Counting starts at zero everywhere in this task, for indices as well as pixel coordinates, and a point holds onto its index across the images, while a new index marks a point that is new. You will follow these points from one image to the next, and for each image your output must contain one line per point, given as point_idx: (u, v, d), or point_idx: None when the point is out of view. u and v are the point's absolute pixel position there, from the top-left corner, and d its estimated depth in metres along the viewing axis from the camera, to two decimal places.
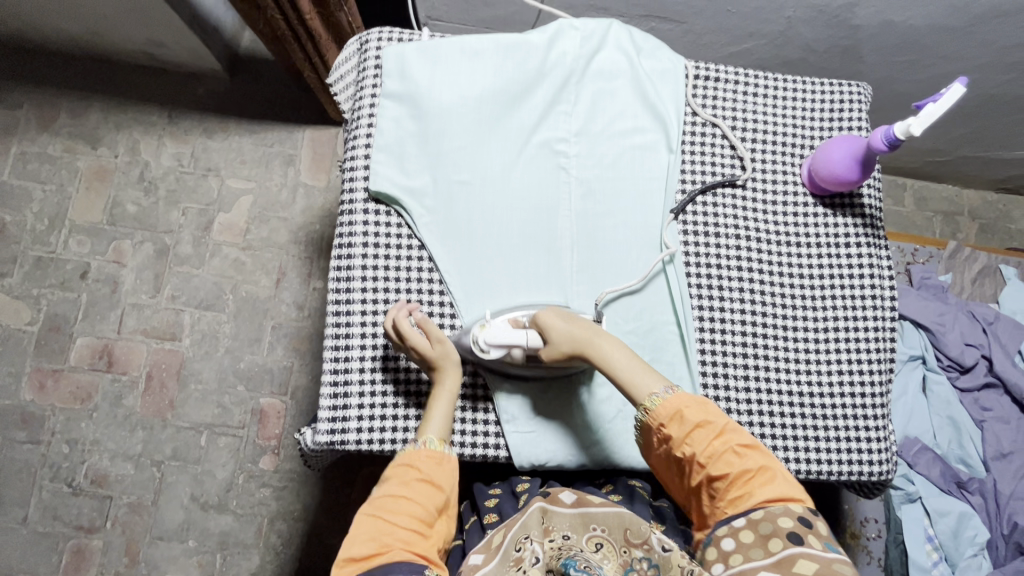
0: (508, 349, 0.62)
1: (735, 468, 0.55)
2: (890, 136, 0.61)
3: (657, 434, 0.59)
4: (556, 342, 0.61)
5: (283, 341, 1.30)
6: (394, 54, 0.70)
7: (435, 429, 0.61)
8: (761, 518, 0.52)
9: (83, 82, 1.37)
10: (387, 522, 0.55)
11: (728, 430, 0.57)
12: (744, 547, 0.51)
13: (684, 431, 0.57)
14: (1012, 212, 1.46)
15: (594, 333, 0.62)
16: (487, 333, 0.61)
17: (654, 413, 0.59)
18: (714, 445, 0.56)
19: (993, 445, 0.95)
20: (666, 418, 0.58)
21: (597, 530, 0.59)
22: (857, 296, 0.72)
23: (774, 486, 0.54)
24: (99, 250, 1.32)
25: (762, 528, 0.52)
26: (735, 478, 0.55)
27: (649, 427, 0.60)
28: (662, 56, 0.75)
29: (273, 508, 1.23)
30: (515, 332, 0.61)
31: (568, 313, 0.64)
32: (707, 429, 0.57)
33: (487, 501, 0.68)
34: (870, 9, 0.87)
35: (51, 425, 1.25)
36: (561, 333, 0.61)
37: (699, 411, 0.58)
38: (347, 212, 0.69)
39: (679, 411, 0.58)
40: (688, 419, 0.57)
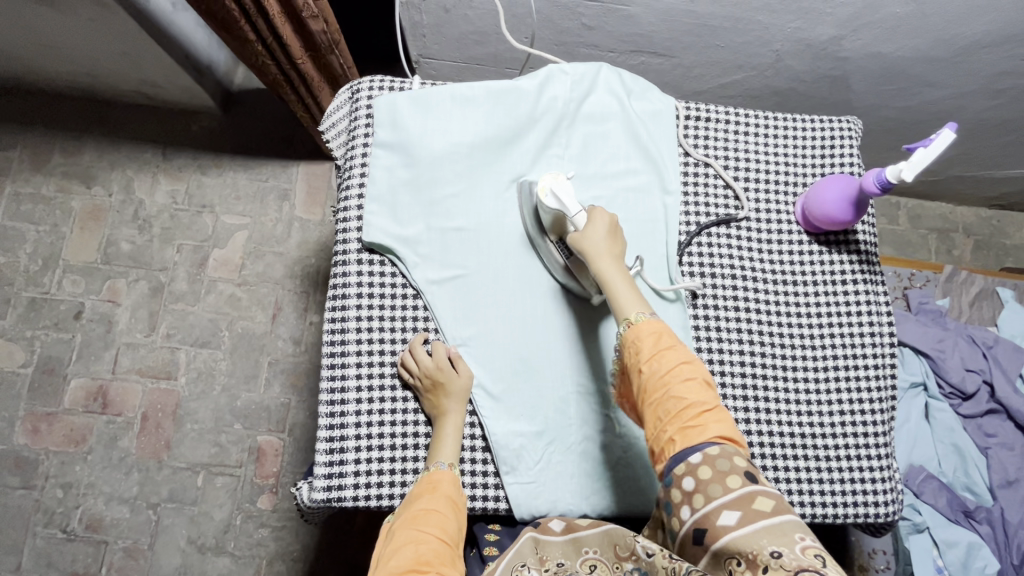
0: (560, 209, 0.64)
1: (697, 397, 0.54)
2: (882, 179, 0.62)
3: (629, 349, 0.57)
4: (590, 232, 0.62)
5: (280, 377, 1.29)
6: (385, 103, 0.71)
7: (449, 453, 0.63)
8: (718, 454, 0.51)
9: (77, 122, 1.38)
10: (424, 539, 0.56)
11: (695, 360, 0.56)
12: (703, 484, 0.50)
13: (655, 349, 0.56)
14: (1006, 228, 1.47)
15: (614, 257, 0.61)
16: (556, 184, 0.64)
17: (636, 328, 0.57)
18: (682, 370, 0.55)
19: (999, 473, 0.94)
20: (646, 334, 0.57)
21: (591, 553, 0.59)
22: (855, 335, 0.72)
23: (729, 422, 0.54)
24: (94, 289, 1.31)
25: (718, 463, 0.50)
26: (695, 408, 0.53)
27: (624, 343, 0.58)
28: (653, 97, 0.75)
29: (272, 549, 1.21)
30: (574, 201, 0.64)
31: (616, 229, 0.63)
32: (678, 355, 0.56)
33: (487, 533, 0.67)
34: (858, 42, 0.88)
35: (45, 470, 1.23)
36: (598, 228, 0.62)
37: (671, 336, 0.57)
38: (341, 262, 0.69)
39: (656, 332, 0.57)
40: (664, 340, 0.56)
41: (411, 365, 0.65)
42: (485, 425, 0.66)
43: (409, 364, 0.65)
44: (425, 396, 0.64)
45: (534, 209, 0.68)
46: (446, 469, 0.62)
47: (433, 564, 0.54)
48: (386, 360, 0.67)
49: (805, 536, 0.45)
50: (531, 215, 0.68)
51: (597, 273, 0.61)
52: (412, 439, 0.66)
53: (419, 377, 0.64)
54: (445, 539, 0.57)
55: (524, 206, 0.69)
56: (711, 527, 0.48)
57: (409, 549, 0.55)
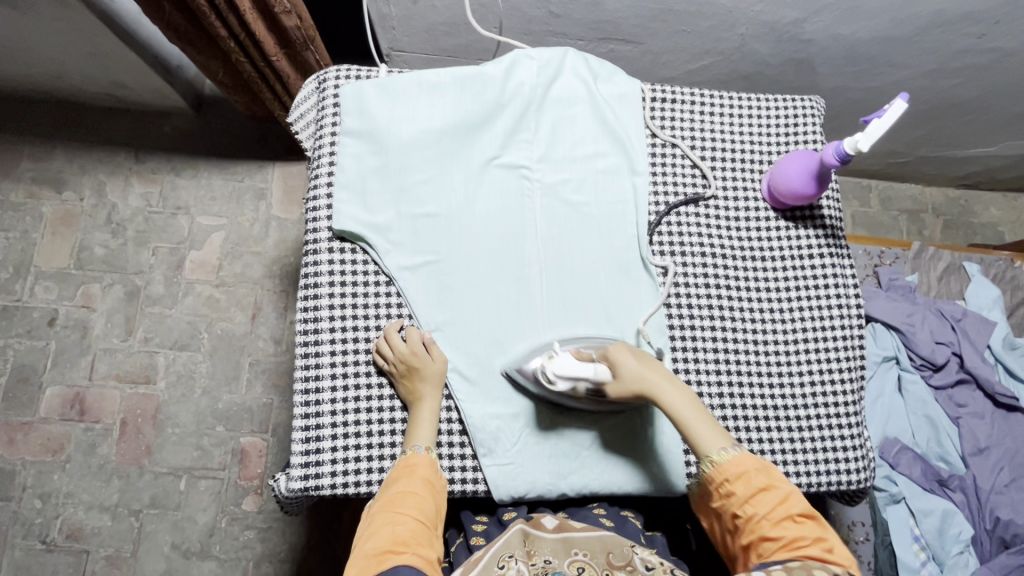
0: (573, 381, 0.61)
1: (790, 532, 0.54)
2: (841, 151, 0.63)
3: (718, 490, 0.59)
4: (624, 377, 0.62)
5: (262, 377, 1.28)
6: (351, 91, 0.71)
7: (426, 436, 0.63)
8: (796, 565, 0.51)
9: (45, 127, 1.35)
10: (401, 520, 0.56)
11: (792, 495, 0.56)
12: None
13: (748, 490, 0.57)
14: (974, 207, 1.50)
15: (661, 375, 0.62)
16: (557, 364, 0.61)
17: (721, 468, 0.58)
18: (777, 509, 0.56)
19: (970, 441, 0.97)
20: (732, 476, 0.58)
21: (579, 555, 0.59)
22: (823, 307, 0.73)
23: (826, 552, 0.53)
24: (67, 295, 1.29)
25: (795, 573, 0.51)
26: (788, 542, 0.54)
27: (712, 483, 0.59)
28: (619, 80, 0.76)
29: (258, 550, 1.20)
30: (582, 365, 0.61)
31: (636, 352, 0.64)
32: (772, 493, 0.56)
33: (475, 523, 0.67)
34: (819, 24, 0.90)
35: (22, 480, 1.21)
36: (631, 370, 0.62)
37: (764, 474, 0.58)
38: (312, 252, 0.69)
39: (744, 472, 0.58)
40: (753, 480, 0.57)
41: (386, 351, 0.65)
42: (462, 409, 0.66)
43: (383, 350, 0.65)
44: (400, 381, 0.64)
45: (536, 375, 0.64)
46: (424, 453, 0.62)
47: (409, 545, 0.54)
48: (361, 348, 0.67)
49: None
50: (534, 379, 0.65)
51: (661, 404, 0.62)
52: (389, 425, 0.66)
53: (394, 363, 0.64)
54: (422, 520, 0.57)
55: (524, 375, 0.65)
56: None
57: (386, 531, 0.55)
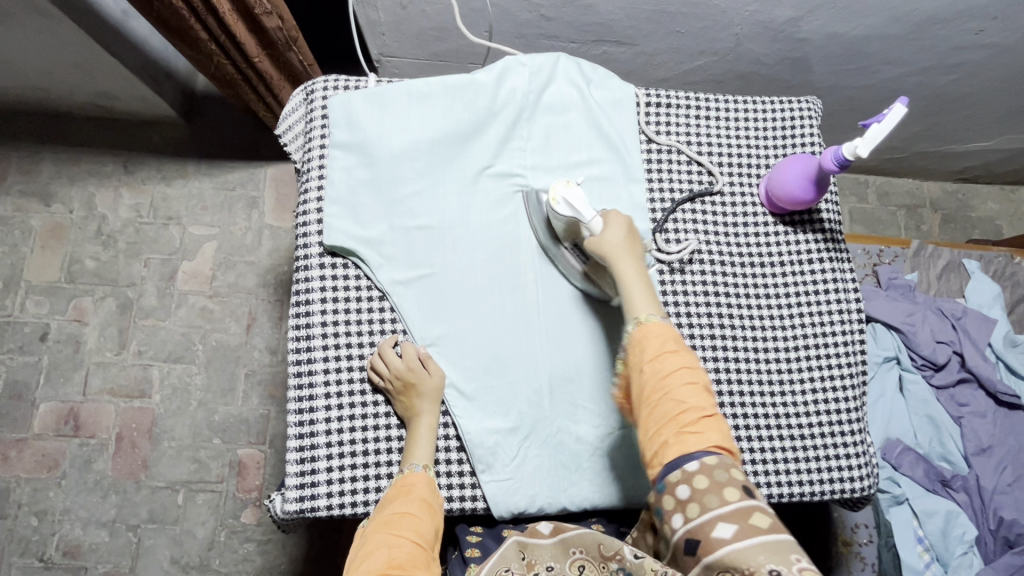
0: (572, 216, 0.64)
1: (697, 402, 0.53)
2: (839, 156, 0.62)
3: (634, 351, 0.56)
4: (605, 239, 0.62)
5: (258, 388, 1.26)
6: (340, 103, 0.69)
7: (423, 454, 0.62)
8: (716, 465, 0.50)
9: (32, 139, 1.33)
10: (398, 542, 0.55)
11: (698, 366, 0.55)
12: (699, 494, 0.49)
13: (658, 352, 0.55)
14: (972, 201, 1.50)
15: (633, 257, 0.61)
16: (566, 191, 0.64)
17: (645, 328, 0.57)
18: (687, 378, 0.54)
19: (972, 440, 0.96)
20: (652, 339, 0.56)
21: (578, 553, 0.59)
22: (824, 312, 0.72)
23: (725, 432, 0.53)
24: (58, 309, 1.27)
25: (716, 474, 0.49)
26: (694, 414, 0.52)
27: (631, 343, 0.57)
28: (613, 85, 0.75)
29: (259, 563, 1.19)
30: (588, 205, 0.64)
31: (633, 231, 0.64)
32: (683, 364, 0.55)
33: (469, 535, 0.66)
34: (815, 23, 0.88)
35: (17, 498, 1.20)
36: (615, 235, 0.62)
37: (679, 345, 0.56)
38: (303, 267, 0.68)
39: (663, 335, 0.56)
40: (668, 345, 0.55)
41: (382, 367, 0.64)
42: (459, 426, 0.65)
43: (379, 366, 0.64)
44: (396, 397, 0.63)
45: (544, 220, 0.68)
46: (420, 471, 0.61)
47: (406, 568, 0.53)
48: (355, 365, 0.66)
49: (800, 557, 0.44)
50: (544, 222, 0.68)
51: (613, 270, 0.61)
52: (385, 443, 0.65)
53: (389, 379, 0.63)
54: (419, 542, 0.56)
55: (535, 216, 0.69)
56: (705, 540, 0.47)
57: (382, 553, 0.54)
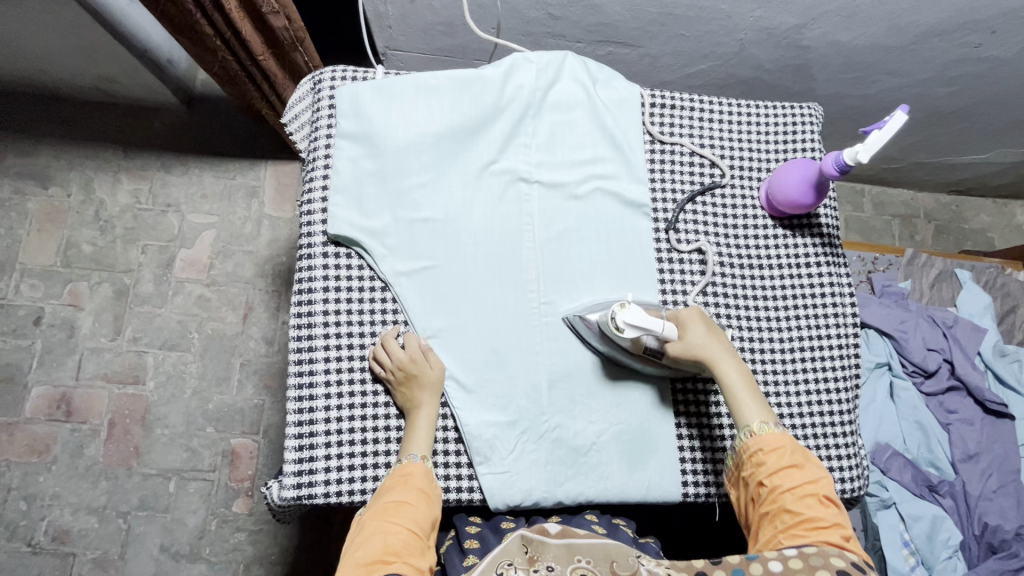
0: (641, 333, 0.62)
1: (814, 512, 0.58)
2: (840, 162, 0.63)
3: (750, 458, 0.62)
4: (691, 342, 0.64)
5: (253, 378, 1.26)
6: (348, 93, 0.69)
7: (422, 445, 0.63)
8: (815, 553, 0.55)
9: (31, 122, 1.32)
10: (394, 529, 0.56)
11: (819, 480, 0.61)
12: (794, 575, 0.55)
13: (779, 464, 0.61)
14: (965, 213, 1.52)
15: (726, 353, 0.64)
16: (629, 314, 0.62)
17: (760, 439, 0.62)
18: (804, 487, 0.60)
19: (960, 447, 0.98)
20: (768, 448, 0.61)
21: (581, 562, 0.59)
22: (819, 315, 0.73)
23: (842, 537, 0.57)
24: (53, 293, 1.27)
25: (813, 560, 0.55)
26: (807, 520, 0.58)
27: (745, 451, 0.63)
28: (619, 85, 0.75)
29: (249, 553, 1.19)
30: (651, 319, 0.62)
31: (706, 322, 0.66)
32: (800, 472, 0.61)
33: (468, 525, 0.66)
34: (818, 31, 0.90)
35: (7, 482, 1.19)
36: (696, 337, 0.64)
37: (799, 454, 0.62)
38: (306, 255, 0.68)
39: (780, 447, 0.62)
40: (787, 456, 0.61)
41: (383, 358, 0.64)
42: (458, 419, 0.66)
43: (381, 357, 0.64)
44: (395, 388, 0.64)
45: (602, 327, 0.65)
46: (419, 462, 0.61)
47: (400, 555, 0.55)
48: (355, 355, 0.66)
49: None
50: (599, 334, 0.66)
51: (717, 375, 0.64)
52: (384, 433, 0.65)
53: (390, 370, 0.63)
54: (415, 530, 0.57)
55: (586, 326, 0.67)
56: None
57: (377, 539, 0.56)
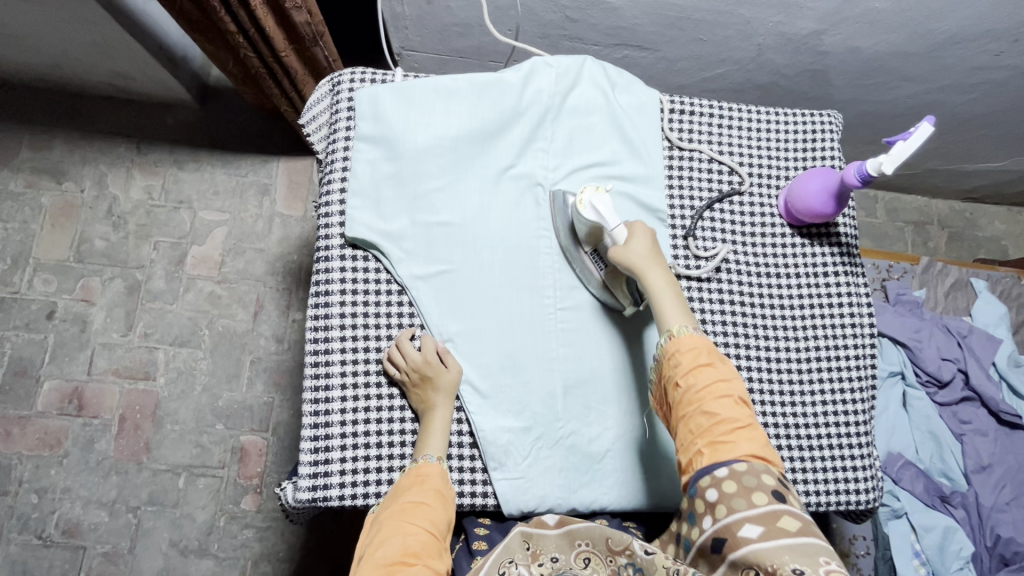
0: (598, 220, 0.65)
1: (731, 413, 0.56)
2: (862, 172, 0.63)
3: (666, 360, 0.59)
4: (630, 247, 0.63)
5: (263, 375, 1.26)
6: (367, 96, 0.69)
7: (437, 446, 0.63)
8: (745, 471, 0.53)
9: (46, 117, 1.33)
10: (413, 530, 0.56)
11: (733, 378, 0.58)
12: (726, 497, 0.52)
13: (694, 364, 0.58)
14: (979, 220, 1.51)
15: (661, 267, 0.62)
16: (595, 197, 0.65)
17: (677, 341, 0.59)
18: (719, 386, 0.57)
19: (973, 458, 0.97)
20: (685, 347, 0.58)
21: (582, 546, 0.60)
22: (836, 324, 0.73)
23: (761, 441, 0.55)
24: (66, 288, 1.27)
25: (744, 479, 0.52)
26: (727, 423, 0.55)
27: (664, 353, 0.60)
28: (637, 90, 0.75)
29: (257, 549, 1.19)
30: (614, 214, 0.64)
31: (655, 242, 0.65)
32: (714, 371, 0.58)
33: (477, 527, 0.66)
34: (838, 37, 0.89)
35: (18, 475, 1.20)
36: (637, 246, 0.63)
37: (711, 354, 0.59)
38: (323, 258, 0.68)
39: (696, 348, 0.58)
40: (702, 356, 0.58)
41: (399, 359, 0.64)
42: (473, 423, 0.66)
43: (398, 358, 0.64)
44: (411, 390, 0.64)
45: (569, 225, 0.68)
46: (435, 463, 0.62)
47: (420, 556, 0.54)
48: (371, 357, 0.66)
49: (830, 560, 0.45)
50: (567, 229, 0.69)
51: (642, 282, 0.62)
52: (399, 436, 0.65)
53: (406, 372, 0.63)
54: (433, 531, 0.57)
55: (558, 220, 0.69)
56: (732, 537, 0.50)
57: (397, 541, 0.55)
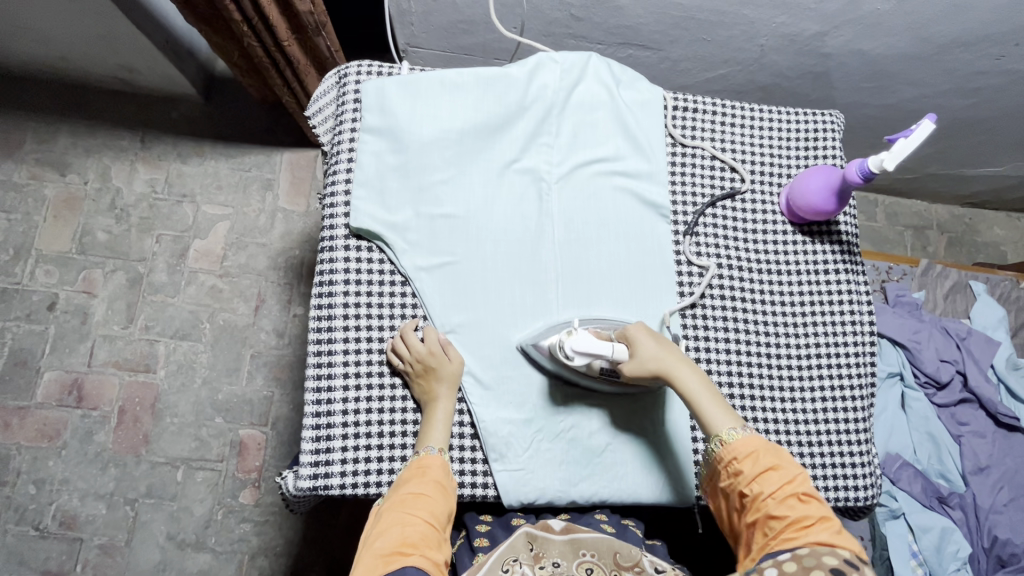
0: (590, 358, 0.61)
1: (797, 511, 0.55)
2: (864, 169, 0.63)
3: (725, 468, 0.60)
4: (643, 357, 0.62)
5: (263, 370, 1.27)
6: (373, 88, 0.70)
7: (439, 438, 0.63)
8: (806, 553, 0.52)
9: (51, 109, 1.33)
10: (411, 521, 0.56)
11: (800, 476, 0.57)
12: (784, 574, 0.51)
13: (755, 470, 0.58)
14: (978, 225, 1.51)
15: (679, 361, 0.63)
16: (576, 341, 0.61)
17: (729, 446, 0.60)
18: (783, 487, 0.57)
19: (971, 459, 0.97)
20: (741, 454, 0.59)
21: (587, 556, 0.60)
22: (836, 322, 0.73)
23: (833, 533, 0.53)
24: (68, 280, 1.27)
25: (806, 561, 0.51)
26: (795, 521, 0.55)
27: (721, 461, 0.61)
28: (641, 87, 0.76)
29: (255, 543, 1.19)
30: (600, 344, 0.61)
31: (655, 334, 0.64)
32: (779, 473, 0.58)
33: (479, 524, 0.66)
34: (840, 39, 0.90)
35: (16, 466, 1.20)
36: (648, 351, 0.62)
37: (773, 454, 0.59)
38: (328, 248, 0.68)
39: (751, 452, 0.59)
40: (762, 459, 0.58)
41: (403, 350, 0.64)
42: (475, 416, 0.66)
43: (401, 349, 0.64)
44: (414, 381, 0.64)
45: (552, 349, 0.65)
46: (436, 455, 0.62)
47: (417, 547, 0.54)
48: (374, 347, 0.66)
49: None
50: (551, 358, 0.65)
51: (678, 387, 0.62)
52: (400, 426, 0.65)
53: (410, 363, 0.63)
54: (432, 522, 0.57)
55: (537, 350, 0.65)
56: None
57: (395, 531, 0.55)
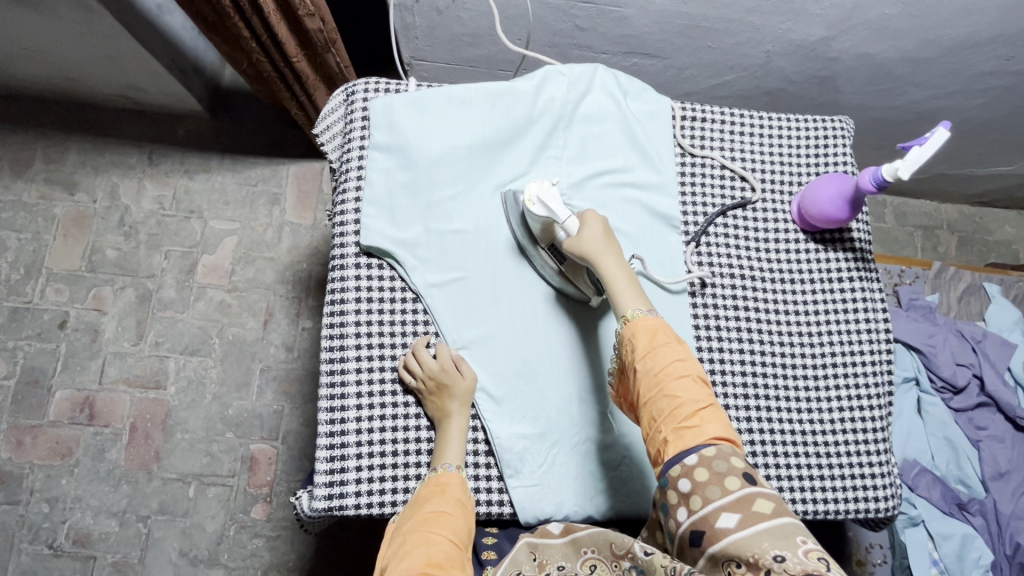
0: (549, 215, 0.64)
1: (691, 394, 0.54)
2: (878, 177, 0.63)
3: (624, 345, 0.58)
4: (584, 235, 0.62)
5: (273, 384, 1.27)
6: (381, 106, 0.70)
7: (454, 455, 0.63)
8: (715, 456, 0.51)
9: (60, 128, 1.34)
10: (436, 540, 0.55)
11: (692, 357, 0.56)
12: (701, 487, 0.50)
13: (651, 346, 0.56)
14: (989, 225, 1.50)
15: (613, 253, 0.61)
16: (543, 191, 0.64)
17: (633, 325, 0.58)
18: (677, 366, 0.55)
19: (991, 465, 0.96)
20: (641, 330, 0.57)
21: (589, 553, 0.58)
22: (851, 330, 0.73)
23: (725, 423, 0.54)
24: (78, 297, 1.28)
25: (716, 465, 0.51)
26: (691, 407, 0.54)
27: (621, 340, 0.59)
28: (649, 98, 0.75)
29: (267, 559, 1.19)
30: (563, 206, 0.64)
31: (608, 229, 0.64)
32: (674, 352, 0.56)
33: (486, 536, 0.65)
34: (847, 43, 0.89)
35: (29, 484, 1.20)
36: (591, 233, 0.62)
37: (670, 334, 0.57)
38: (338, 265, 0.68)
39: (652, 329, 0.57)
40: (660, 336, 0.57)
41: (415, 366, 0.64)
42: (490, 432, 0.65)
43: (413, 365, 0.64)
44: (426, 397, 0.63)
45: (520, 216, 0.68)
46: (453, 472, 0.62)
47: (444, 567, 0.53)
48: (387, 365, 0.66)
49: (806, 539, 0.45)
50: (521, 219, 0.68)
51: (597, 271, 0.61)
52: (414, 444, 0.65)
53: (423, 379, 0.63)
54: (455, 541, 0.56)
55: (513, 207, 0.68)
56: (710, 530, 0.48)
57: (420, 552, 0.54)
